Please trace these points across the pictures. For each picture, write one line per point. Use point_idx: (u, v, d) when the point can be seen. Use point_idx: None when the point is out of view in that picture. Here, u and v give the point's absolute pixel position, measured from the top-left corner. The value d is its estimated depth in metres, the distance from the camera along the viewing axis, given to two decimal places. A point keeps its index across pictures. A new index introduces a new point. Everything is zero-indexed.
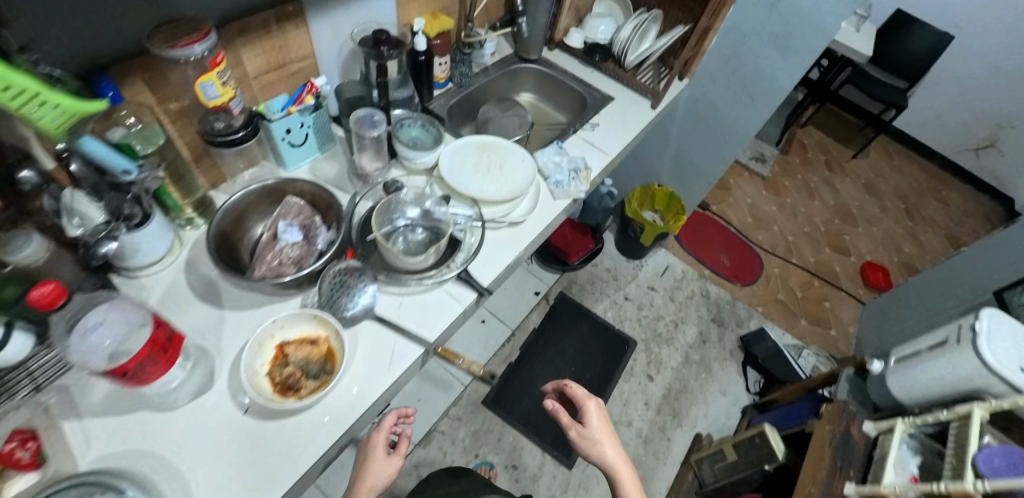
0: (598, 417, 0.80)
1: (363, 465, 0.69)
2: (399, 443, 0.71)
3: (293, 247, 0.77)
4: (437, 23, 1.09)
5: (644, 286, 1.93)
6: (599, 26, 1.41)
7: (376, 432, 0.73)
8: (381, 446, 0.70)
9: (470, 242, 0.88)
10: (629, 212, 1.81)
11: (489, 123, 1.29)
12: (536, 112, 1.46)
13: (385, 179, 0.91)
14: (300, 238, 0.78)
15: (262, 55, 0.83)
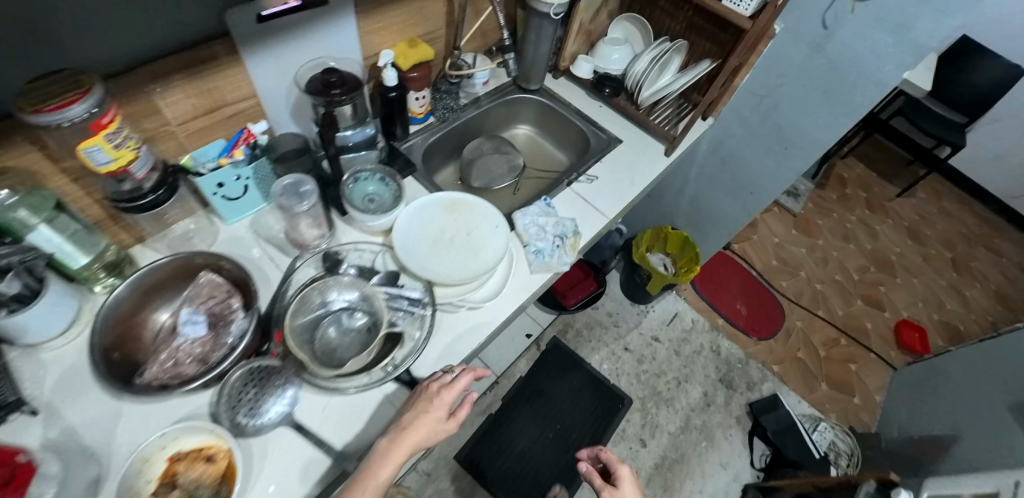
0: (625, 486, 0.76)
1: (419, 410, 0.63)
2: (460, 407, 0.66)
3: (193, 343, 0.67)
4: (412, 54, 0.92)
5: (646, 336, 1.76)
6: (613, 55, 1.20)
7: (453, 376, 0.67)
8: (452, 390, 0.65)
9: (413, 336, 0.74)
10: (636, 256, 1.64)
11: (476, 161, 1.14)
12: (535, 149, 1.30)
13: (328, 250, 0.79)
14: (204, 332, 0.68)
15: (187, 100, 0.71)
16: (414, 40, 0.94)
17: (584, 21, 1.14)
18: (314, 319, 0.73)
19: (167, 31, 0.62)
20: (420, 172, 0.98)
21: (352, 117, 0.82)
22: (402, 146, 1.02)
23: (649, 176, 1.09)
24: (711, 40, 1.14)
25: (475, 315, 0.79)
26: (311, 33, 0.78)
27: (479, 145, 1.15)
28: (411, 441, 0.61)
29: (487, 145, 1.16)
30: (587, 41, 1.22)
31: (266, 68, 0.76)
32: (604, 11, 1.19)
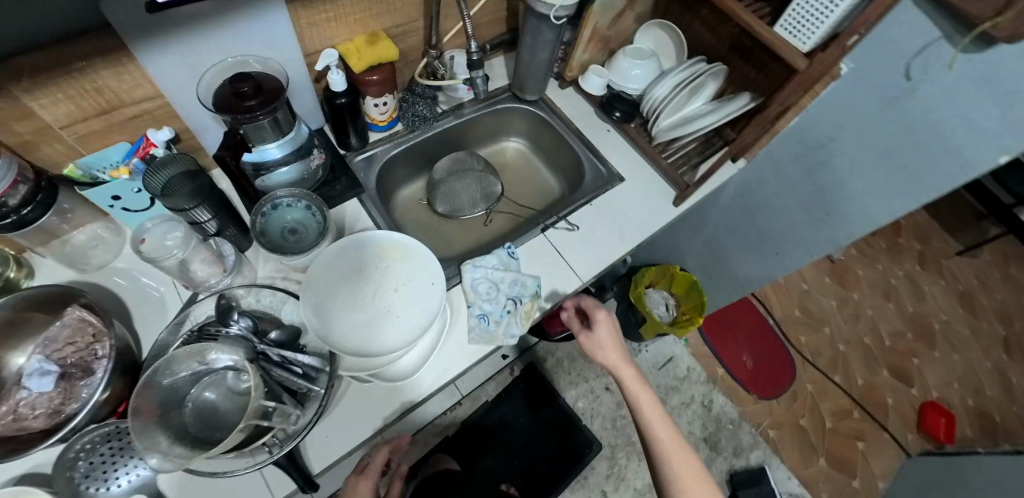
0: (604, 327, 0.80)
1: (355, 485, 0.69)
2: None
3: (40, 399, 0.57)
4: (366, 54, 0.77)
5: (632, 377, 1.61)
6: (630, 71, 0.97)
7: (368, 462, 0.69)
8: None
9: (298, 414, 0.62)
10: (633, 293, 1.45)
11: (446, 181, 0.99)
12: (525, 167, 1.13)
13: (218, 292, 0.67)
14: (53, 386, 0.58)
15: (66, 101, 0.59)
16: (375, 33, 0.79)
17: (600, 27, 0.93)
18: (187, 380, 0.62)
19: (22, 20, 0.49)
20: (369, 194, 0.85)
21: (275, 133, 0.68)
22: (357, 157, 0.88)
23: (645, 230, 0.91)
24: (756, 69, 0.91)
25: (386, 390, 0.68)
26: (228, 25, 0.63)
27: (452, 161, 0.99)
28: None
29: (466, 162, 1.00)
30: (605, 49, 1.01)
31: (170, 63, 0.63)
32: (630, 16, 0.97)
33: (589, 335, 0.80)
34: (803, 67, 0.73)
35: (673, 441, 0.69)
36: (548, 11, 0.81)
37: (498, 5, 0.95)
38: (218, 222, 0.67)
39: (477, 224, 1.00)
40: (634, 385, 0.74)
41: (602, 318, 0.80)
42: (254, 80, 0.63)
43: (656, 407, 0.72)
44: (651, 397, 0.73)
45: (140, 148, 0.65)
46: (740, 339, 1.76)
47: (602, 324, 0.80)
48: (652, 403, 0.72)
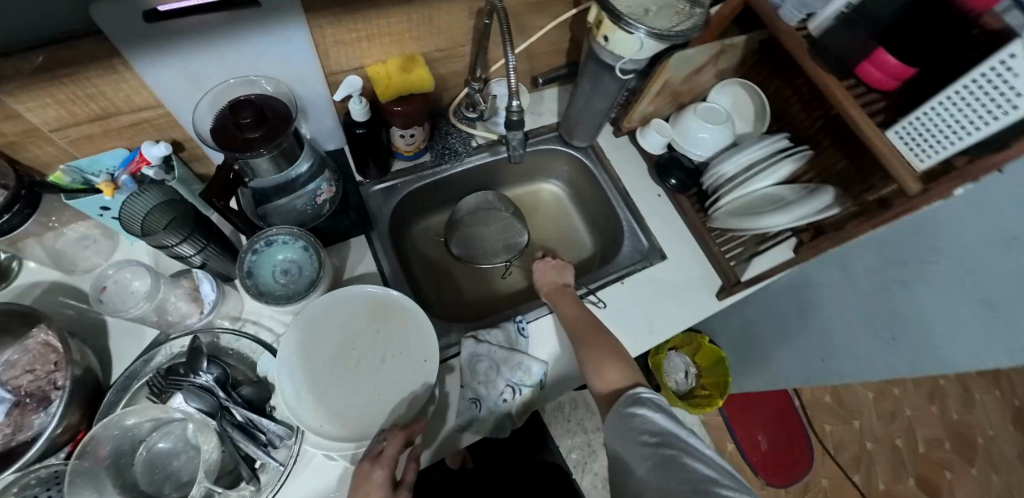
0: (552, 280, 0.81)
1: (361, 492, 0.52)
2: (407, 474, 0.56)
3: None
4: (396, 83, 0.69)
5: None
6: (697, 134, 0.84)
7: (382, 446, 0.54)
8: (393, 457, 0.54)
9: (251, 490, 0.57)
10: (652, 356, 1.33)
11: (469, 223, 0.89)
12: (557, 213, 1.02)
13: (194, 333, 0.61)
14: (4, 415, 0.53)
15: (57, 106, 0.53)
16: (411, 57, 0.70)
17: (672, 82, 0.80)
18: (144, 428, 0.57)
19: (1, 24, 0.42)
20: (377, 232, 0.77)
21: (276, 168, 0.61)
22: (375, 187, 0.80)
23: (674, 323, 0.82)
24: (847, 161, 0.76)
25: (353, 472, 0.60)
26: (242, 45, 0.55)
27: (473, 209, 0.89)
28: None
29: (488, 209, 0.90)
30: (673, 103, 0.87)
31: (174, 77, 0.55)
32: (709, 73, 0.83)
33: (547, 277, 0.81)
34: (914, 190, 0.58)
35: (585, 326, 0.70)
36: (614, 63, 0.70)
37: (560, 38, 0.83)
38: (204, 256, 0.61)
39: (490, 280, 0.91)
40: (574, 322, 0.71)
41: (550, 265, 0.83)
42: (260, 108, 0.56)
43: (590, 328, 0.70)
44: (578, 316, 0.72)
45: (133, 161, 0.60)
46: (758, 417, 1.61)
47: (552, 273, 0.82)
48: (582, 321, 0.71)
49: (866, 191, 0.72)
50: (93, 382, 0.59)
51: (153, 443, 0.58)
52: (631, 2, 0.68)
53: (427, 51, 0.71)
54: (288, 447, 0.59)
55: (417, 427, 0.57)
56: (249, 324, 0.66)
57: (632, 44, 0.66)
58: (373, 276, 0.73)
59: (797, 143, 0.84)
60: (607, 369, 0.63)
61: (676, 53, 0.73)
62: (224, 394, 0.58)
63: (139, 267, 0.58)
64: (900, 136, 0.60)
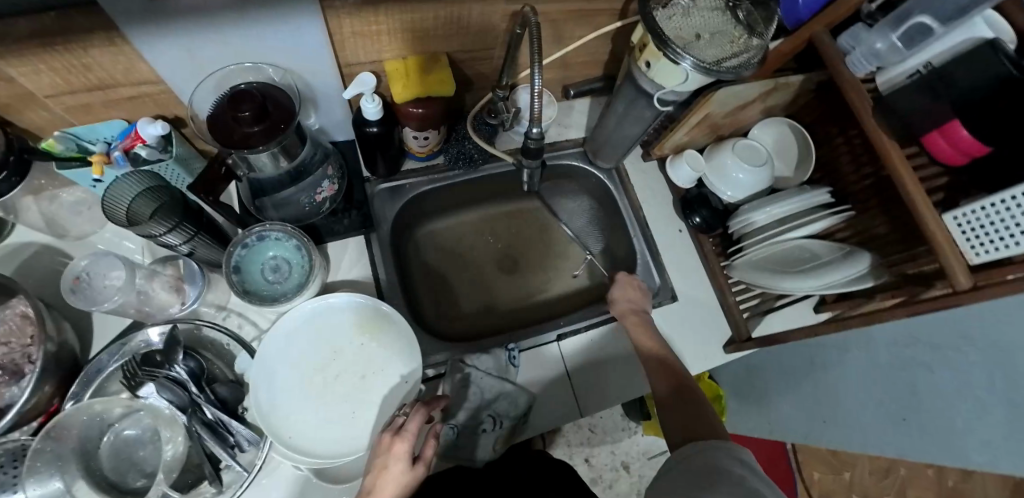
0: (627, 300, 0.74)
1: (380, 468, 0.48)
2: (427, 447, 0.50)
3: None
4: (415, 85, 0.64)
5: (616, 460, 1.31)
6: (733, 174, 0.77)
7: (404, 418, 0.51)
8: (414, 431, 0.50)
9: (213, 491, 0.55)
10: None
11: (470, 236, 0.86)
12: None
13: (174, 321, 0.60)
14: None
15: (52, 73, 0.50)
16: (435, 56, 0.65)
17: (714, 116, 0.73)
18: (114, 412, 0.56)
19: None
20: (378, 234, 0.73)
21: (274, 164, 0.58)
22: (380, 186, 0.76)
23: None
24: (889, 229, 0.68)
25: (321, 488, 0.59)
26: (253, 31, 0.50)
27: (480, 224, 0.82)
28: (392, 479, 0.47)
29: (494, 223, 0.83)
30: (711, 135, 0.81)
31: (177, 56, 0.52)
32: (755, 109, 0.76)
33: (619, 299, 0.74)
34: (963, 286, 0.53)
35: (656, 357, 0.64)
36: (653, 91, 0.65)
37: (600, 50, 0.77)
38: (193, 245, 0.58)
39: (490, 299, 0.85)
40: (647, 351, 0.66)
41: (631, 283, 0.76)
42: (261, 101, 0.52)
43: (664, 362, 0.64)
44: (654, 347, 0.66)
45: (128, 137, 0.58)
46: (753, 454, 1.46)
47: (631, 292, 0.75)
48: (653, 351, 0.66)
49: (906, 264, 0.65)
50: (69, 357, 0.58)
51: (121, 430, 0.57)
52: (684, 25, 0.62)
53: (453, 51, 0.66)
54: (252, 454, 0.57)
55: (436, 405, 0.55)
56: (234, 315, 0.65)
57: (676, 75, 0.60)
58: (367, 282, 0.70)
59: (840, 199, 0.77)
60: (680, 411, 0.56)
61: (723, 87, 0.65)
62: (197, 389, 0.56)
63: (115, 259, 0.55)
64: (959, 224, 0.54)
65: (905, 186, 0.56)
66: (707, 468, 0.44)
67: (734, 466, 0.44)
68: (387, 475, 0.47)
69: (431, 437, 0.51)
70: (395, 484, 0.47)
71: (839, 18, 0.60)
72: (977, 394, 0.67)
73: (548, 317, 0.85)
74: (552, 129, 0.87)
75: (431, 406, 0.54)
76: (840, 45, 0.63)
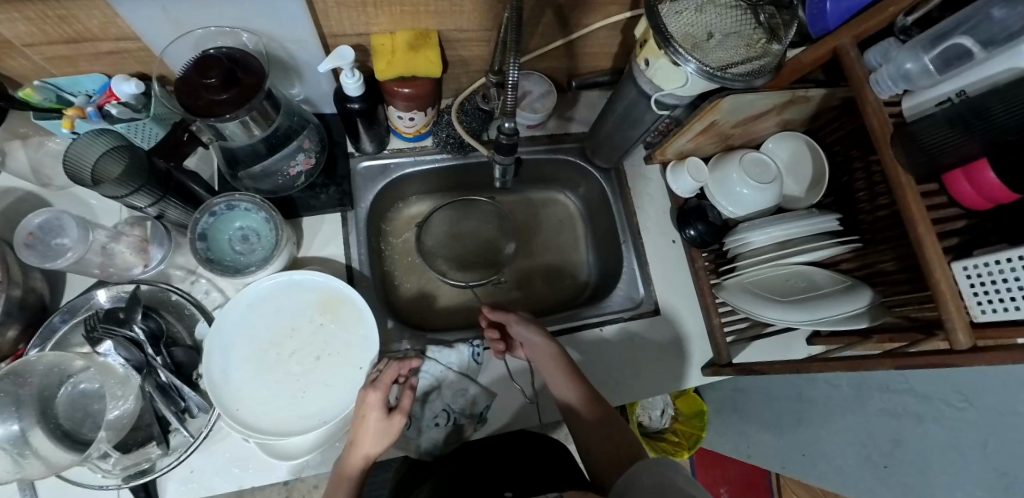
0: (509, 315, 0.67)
1: (361, 418, 0.52)
2: (404, 399, 0.54)
3: None
4: (398, 62, 0.60)
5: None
6: (735, 188, 0.71)
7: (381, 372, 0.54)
8: (387, 384, 0.53)
9: (159, 453, 0.57)
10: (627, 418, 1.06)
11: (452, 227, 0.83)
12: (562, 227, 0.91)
13: (138, 282, 0.60)
14: None
15: (25, 22, 0.48)
16: (425, 33, 0.62)
17: (722, 124, 0.67)
18: (74, 364, 0.57)
19: None
20: (356, 213, 0.71)
21: (245, 132, 0.56)
22: (363, 163, 0.74)
23: (648, 387, 0.74)
24: (897, 267, 0.62)
25: (267, 462, 0.60)
26: None
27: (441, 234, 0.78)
28: (374, 426, 0.51)
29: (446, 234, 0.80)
30: (719, 144, 0.75)
31: (151, 15, 0.49)
32: (769, 121, 0.71)
33: (524, 319, 0.66)
34: (961, 347, 0.48)
35: (560, 376, 0.62)
36: (653, 92, 0.60)
37: (609, 42, 0.72)
38: (160, 208, 0.58)
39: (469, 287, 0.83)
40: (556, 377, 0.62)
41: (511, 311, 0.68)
42: (229, 68, 0.50)
43: (569, 374, 0.61)
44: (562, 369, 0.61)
45: (105, 95, 0.58)
46: (731, 469, 1.23)
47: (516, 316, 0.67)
48: (557, 360, 0.63)
49: (910, 308, 0.60)
50: (36, 304, 0.59)
51: (79, 383, 0.57)
52: (695, 22, 0.57)
53: (446, 30, 0.62)
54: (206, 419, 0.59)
55: (410, 365, 0.56)
56: (202, 281, 0.64)
57: (677, 77, 0.55)
58: (338, 261, 0.69)
59: (850, 229, 0.71)
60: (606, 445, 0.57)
61: (732, 95, 0.59)
62: (154, 351, 0.57)
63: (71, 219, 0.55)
64: (968, 276, 0.49)
65: (916, 225, 0.51)
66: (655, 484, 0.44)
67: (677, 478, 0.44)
68: (368, 423, 0.51)
69: (404, 392, 0.54)
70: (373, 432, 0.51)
71: (870, 30, 0.53)
72: (965, 455, 0.63)
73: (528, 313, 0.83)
74: (553, 120, 0.82)
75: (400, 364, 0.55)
76: (866, 62, 0.56)
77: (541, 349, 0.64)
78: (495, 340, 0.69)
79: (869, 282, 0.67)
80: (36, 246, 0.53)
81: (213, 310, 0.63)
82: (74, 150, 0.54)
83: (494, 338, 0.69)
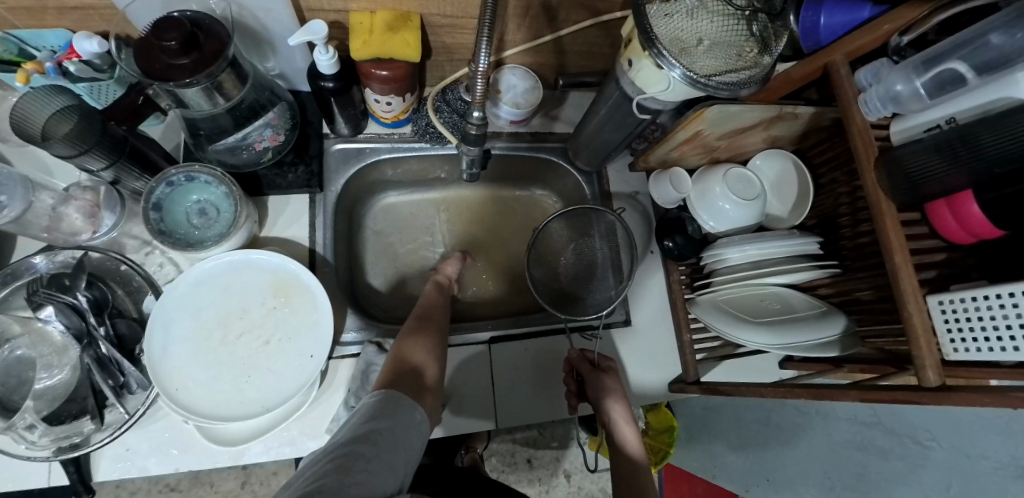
0: (605, 363, 0.67)
1: (430, 294, 0.69)
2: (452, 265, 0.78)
3: None
4: (375, 42, 0.58)
5: (558, 466, 1.22)
6: (717, 202, 0.69)
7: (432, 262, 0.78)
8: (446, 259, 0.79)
9: (92, 428, 0.54)
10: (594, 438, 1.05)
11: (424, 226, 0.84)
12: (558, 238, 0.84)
13: (88, 249, 0.57)
14: None
15: None
16: (406, 15, 0.59)
17: (707, 135, 0.65)
18: (14, 328, 0.55)
19: None
20: (325, 196, 0.69)
21: (209, 102, 0.54)
22: (337, 145, 0.72)
23: None
24: (873, 297, 0.60)
25: (205, 445, 0.58)
26: None
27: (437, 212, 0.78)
28: (441, 286, 0.71)
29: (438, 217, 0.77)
30: (705, 156, 0.72)
31: None
32: (756, 136, 0.68)
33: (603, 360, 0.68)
34: (929, 384, 0.46)
35: (631, 437, 0.60)
36: (634, 94, 0.57)
37: (600, 41, 0.70)
38: (115, 173, 0.56)
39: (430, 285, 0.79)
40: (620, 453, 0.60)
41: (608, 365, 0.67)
42: (190, 31, 0.48)
43: (635, 438, 0.61)
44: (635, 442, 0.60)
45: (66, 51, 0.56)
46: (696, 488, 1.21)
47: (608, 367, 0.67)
48: (626, 409, 0.63)
49: (884, 341, 0.58)
50: None
51: (16, 348, 0.55)
52: (686, 26, 0.53)
53: (428, 13, 0.59)
54: (144, 395, 0.56)
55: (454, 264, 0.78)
56: (157, 253, 0.62)
57: (659, 80, 0.52)
58: (301, 244, 0.67)
59: (830, 254, 0.69)
60: None
61: (715, 105, 0.57)
62: (95, 321, 0.54)
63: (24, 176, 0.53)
64: (943, 312, 0.47)
65: (892, 254, 0.49)
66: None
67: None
68: (434, 289, 0.70)
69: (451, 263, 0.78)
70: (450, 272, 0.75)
71: (863, 48, 0.51)
72: None
73: (488, 314, 0.81)
74: (538, 118, 0.80)
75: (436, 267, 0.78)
76: (856, 80, 0.54)
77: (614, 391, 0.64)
78: (572, 392, 0.68)
79: (844, 309, 0.65)
80: None
81: (163, 284, 0.61)
82: (20, 105, 0.50)
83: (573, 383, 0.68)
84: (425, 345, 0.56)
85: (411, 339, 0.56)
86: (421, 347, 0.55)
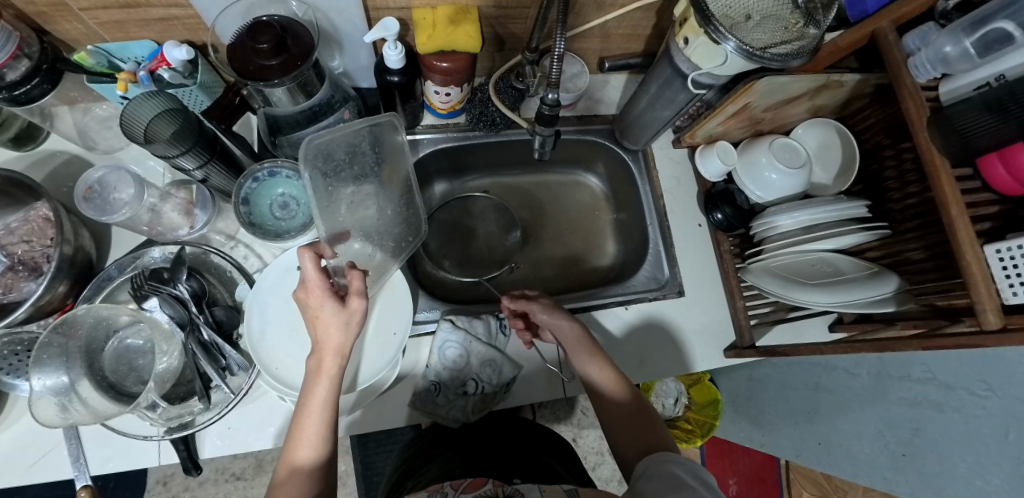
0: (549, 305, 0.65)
1: (316, 366, 0.48)
2: (351, 282, 0.47)
3: None
4: (440, 35, 0.60)
5: (603, 445, 1.25)
6: (765, 173, 0.72)
7: (300, 273, 0.48)
8: (322, 274, 0.48)
9: (201, 407, 0.59)
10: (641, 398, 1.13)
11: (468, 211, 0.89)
12: (590, 213, 0.93)
13: (183, 244, 0.62)
14: (8, 262, 0.60)
15: None
16: (465, 9, 0.61)
17: (755, 108, 0.68)
18: (120, 319, 0.59)
19: None
20: None
21: (291, 100, 0.58)
22: None
23: (674, 365, 0.75)
24: (923, 255, 0.62)
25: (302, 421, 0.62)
26: None
27: (358, 128, 0.53)
28: (333, 346, 0.48)
29: (335, 152, 0.53)
30: (749, 129, 0.75)
31: None
32: (801, 106, 0.71)
33: (548, 303, 0.65)
34: (991, 327, 0.48)
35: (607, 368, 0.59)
36: (689, 71, 0.60)
37: (643, 23, 0.73)
38: (206, 173, 0.59)
39: (409, 212, 0.62)
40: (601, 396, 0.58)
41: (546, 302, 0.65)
42: (280, 34, 0.51)
43: (601, 360, 0.60)
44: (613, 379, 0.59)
45: (156, 59, 0.60)
46: (740, 462, 1.25)
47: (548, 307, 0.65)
48: (586, 348, 0.61)
49: (937, 296, 0.59)
50: (83, 261, 0.61)
51: (125, 337, 0.60)
52: (735, 2, 0.55)
53: (484, 6, 0.62)
54: (245, 377, 0.61)
55: (353, 277, 0.47)
56: (241, 246, 0.68)
57: (717, 55, 0.55)
58: None
59: (877, 217, 0.71)
60: (634, 435, 0.54)
61: (766, 77, 0.60)
62: (196, 309, 0.58)
63: (129, 177, 0.58)
64: (1000, 259, 0.48)
65: (949, 207, 0.50)
66: (667, 484, 0.43)
67: (687, 477, 0.44)
68: (325, 362, 0.48)
69: (349, 271, 0.48)
70: (334, 328, 0.47)
71: (910, 13, 0.54)
72: (979, 440, 0.63)
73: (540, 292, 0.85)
74: (582, 102, 0.83)
75: (327, 255, 0.50)
76: (904, 45, 0.56)
77: (567, 333, 0.63)
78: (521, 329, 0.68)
79: (895, 268, 0.67)
80: (93, 205, 0.56)
81: (252, 273, 0.66)
82: (126, 115, 0.56)
83: (520, 327, 0.68)
84: (309, 472, 0.46)
85: (297, 462, 0.46)
86: (305, 471, 0.46)
